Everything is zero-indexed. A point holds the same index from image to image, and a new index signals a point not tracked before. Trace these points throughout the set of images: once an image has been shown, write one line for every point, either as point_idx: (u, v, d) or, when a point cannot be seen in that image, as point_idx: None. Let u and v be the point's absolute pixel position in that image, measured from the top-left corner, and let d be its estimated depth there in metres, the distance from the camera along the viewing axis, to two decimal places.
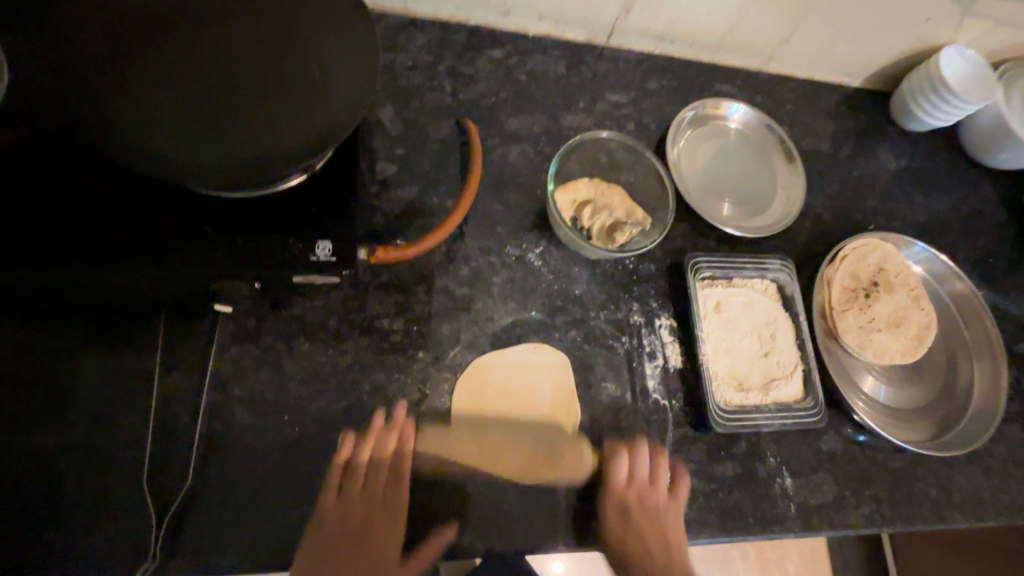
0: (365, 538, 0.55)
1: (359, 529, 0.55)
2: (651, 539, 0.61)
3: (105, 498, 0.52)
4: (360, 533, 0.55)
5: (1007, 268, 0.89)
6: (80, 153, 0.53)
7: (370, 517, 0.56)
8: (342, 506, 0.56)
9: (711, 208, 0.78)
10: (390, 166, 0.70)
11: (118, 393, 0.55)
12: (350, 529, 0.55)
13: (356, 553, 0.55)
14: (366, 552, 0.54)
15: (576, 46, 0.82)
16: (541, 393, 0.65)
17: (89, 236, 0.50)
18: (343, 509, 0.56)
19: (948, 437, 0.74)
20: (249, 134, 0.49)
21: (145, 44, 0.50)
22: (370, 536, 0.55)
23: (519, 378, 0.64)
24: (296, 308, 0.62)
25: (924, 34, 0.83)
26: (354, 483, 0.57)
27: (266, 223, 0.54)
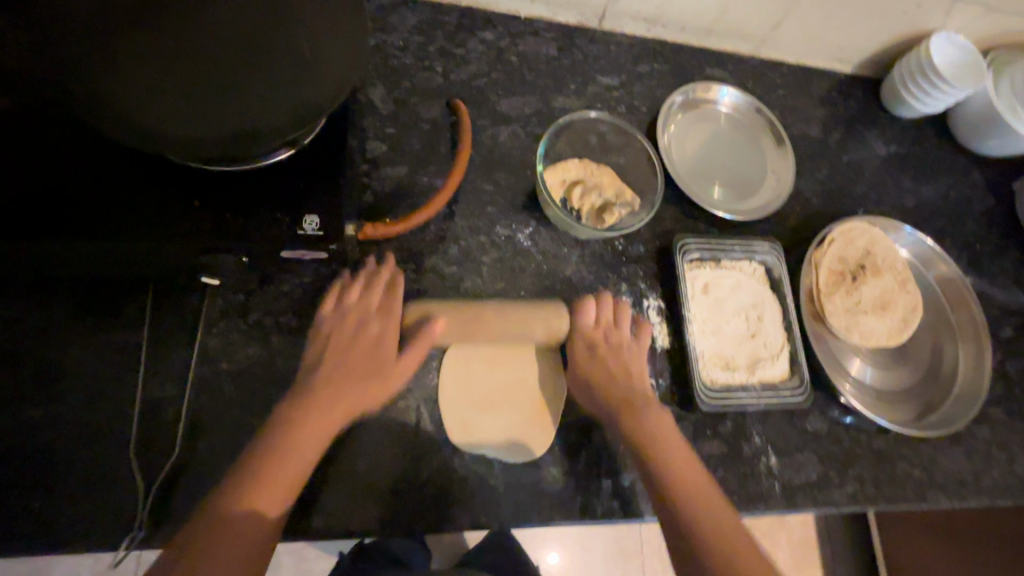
0: (335, 390, 0.54)
1: (331, 369, 0.55)
2: (625, 408, 0.60)
3: (93, 471, 0.52)
4: (329, 379, 0.55)
5: (994, 254, 0.90)
6: (66, 126, 0.53)
7: (342, 365, 0.56)
8: (318, 344, 0.57)
9: (700, 191, 0.79)
10: (380, 144, 0.70)
11: (106, 366, 0.56)
12: (324, 372, 0.55)
13: (326, 394, 0.54)
14: (334, 406, 0.53)
15: (567, 29, 0.82)
16: (533, 368, 0.65)
17: (74, 209, 0.50)
18: (319, 347, 0.57)
19: (932, 418, 0.75)
20: (235, 106, 0.50)
21: (131, 15, 0.50)
22: (348, 366, 0.56)
23: (515, 354, 0.65)
24: (284, 284, 0.62)
25: (915, 19, 0.83)
26: (327, 334, 0.58)
27: (254, 197, 0.54)
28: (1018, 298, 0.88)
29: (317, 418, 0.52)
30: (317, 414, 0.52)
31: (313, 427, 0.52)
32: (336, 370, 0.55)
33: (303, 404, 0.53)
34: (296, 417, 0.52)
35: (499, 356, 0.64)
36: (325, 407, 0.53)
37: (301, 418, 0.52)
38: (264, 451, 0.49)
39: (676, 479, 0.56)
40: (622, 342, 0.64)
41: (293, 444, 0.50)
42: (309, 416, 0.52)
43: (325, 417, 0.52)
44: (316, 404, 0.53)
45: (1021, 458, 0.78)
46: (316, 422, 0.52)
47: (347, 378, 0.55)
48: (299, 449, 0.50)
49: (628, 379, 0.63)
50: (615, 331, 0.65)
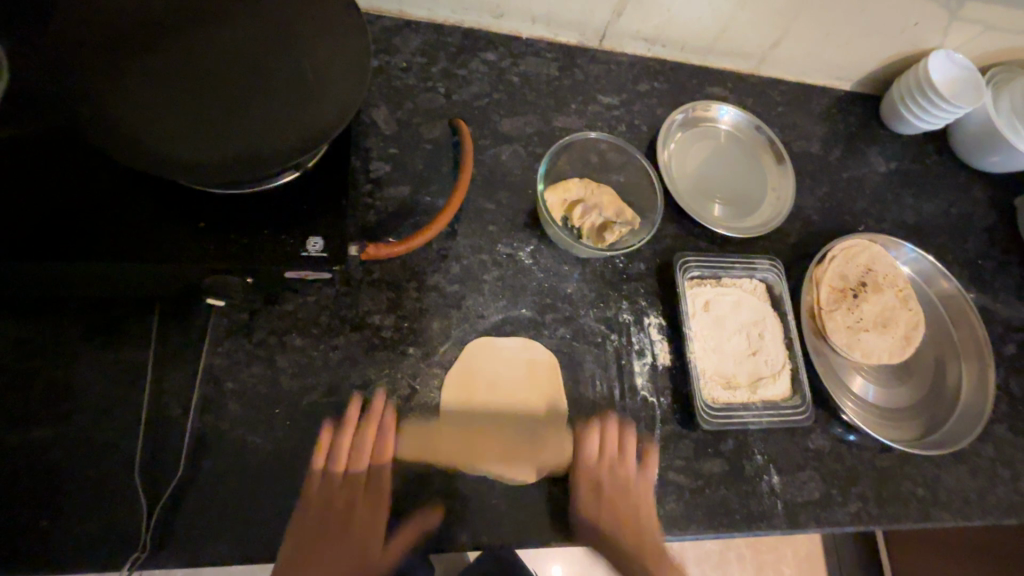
0: (340, 538, 0.57)
1: (334, 522, 0.57)
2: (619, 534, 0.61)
3: (97, 489, 0.53)
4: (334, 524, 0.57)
5: (996, 269, 0.90)
6: (75, 148, 0.54)
7: (342, 519, 0.57)
8: (318, 494, 0.57)
9: (701, 208, 0.79)
10: (384, 164, 0.71)
11: (111, 386, 0.56)
12: (326, 525, 0.57)
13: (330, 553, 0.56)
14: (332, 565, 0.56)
15: (568, 49, 0.83)
16: (530, 391, 0.66)
17: (83, 231, 0.51)
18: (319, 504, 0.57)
19: (936, 436, 0.75)
20: (241, 132, 0.51)
21: (140, 42, 0.52)
22: (350, 526, 0.57)
23: (507, 371, 0.66)
24: (288, 304, 0.62)
25: (913, 38, 0.84)
26: (328, 478, 0.58)
27: (258, 219, 0.55)
28: (1020, 314, 0.87)
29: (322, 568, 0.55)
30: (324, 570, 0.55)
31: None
32: (339, 518, 0.57)
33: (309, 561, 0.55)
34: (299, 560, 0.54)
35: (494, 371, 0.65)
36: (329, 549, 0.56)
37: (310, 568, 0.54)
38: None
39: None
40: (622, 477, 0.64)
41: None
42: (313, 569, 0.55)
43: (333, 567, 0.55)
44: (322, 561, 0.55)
45: None
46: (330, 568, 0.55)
47: (345, 536, 0.57)
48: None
49: (627, 498, 0.63)
50: (616, 461, 0.65)
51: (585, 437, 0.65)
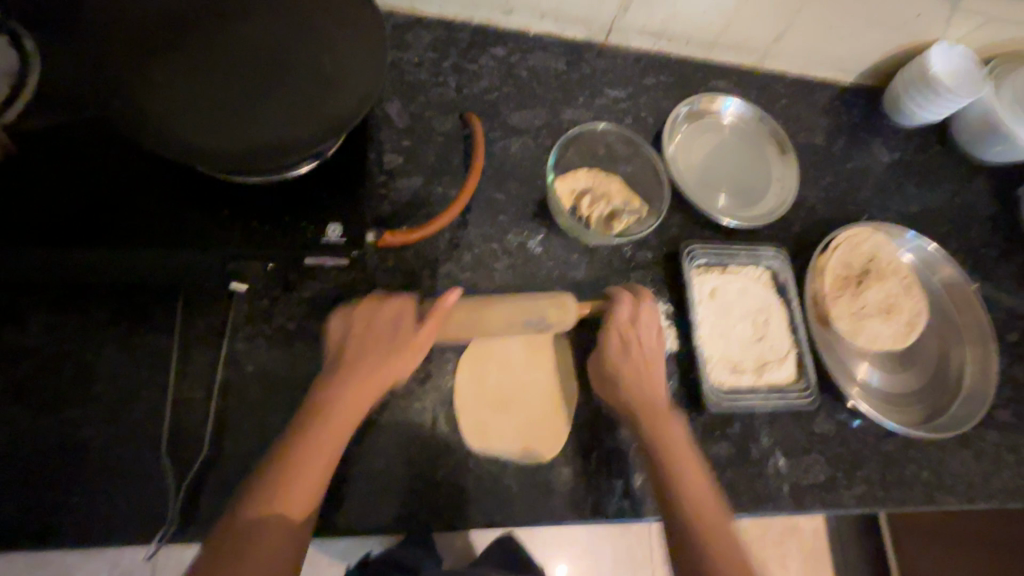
0: (356, 366, 0.57)
1: (352, 364, 0.57)
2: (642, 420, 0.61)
3: (125, 468, 0.55)
4: (354, 355, 0.58)
5: (1000, 259, 0.91)
6: (103, 141, 0.56)
7: (357, 350, 0.58)
8: (327, 369, 0.57)
9: (706, 198, 0.81)
10: (397, 156, 0.73)
11: (137, 369, 0.58)
12: (337, 379, 0.56)
13: (347, 385, 0.55)
14: (352, 411, 0.54)
15: (575, 44, 0.85)
16: (543, 370, 0.68)
17: (112, 219, 0.53)
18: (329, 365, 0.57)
19: (940, 420, 0.76)
20: (263, 122, 0.53)
21: (166, 37, 0.54)
22: (366, 367, 0.57)
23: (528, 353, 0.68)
24: (306, 290, 0.64)
25: (915, 30, 0.85)
26: (337, 348, 0.58)
27: (279, 207, 0.57)
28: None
29: (333, 413, 0.54)
30: (338, 428, 0.53)
31: (329, 450, 0.52)
32: (353, 357, 0.57)
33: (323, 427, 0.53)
34: (314, 426, 0.53)
35: (507, 322, 0.63)
36: (351, 381, 0.56)
37: (321, 422, 0.53)
38: (284, 466, 0.50)
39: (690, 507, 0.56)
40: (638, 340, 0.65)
41: (307, 463, 0.50)
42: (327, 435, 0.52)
43: (343, 423, 0.54)
44: (338, 409, 0.54)
45: None
46: (341, 427, 0.53)
47: (365, 368, 0.57)
48: (317, 474, 0.51)
49: (640, 378, 0.63)
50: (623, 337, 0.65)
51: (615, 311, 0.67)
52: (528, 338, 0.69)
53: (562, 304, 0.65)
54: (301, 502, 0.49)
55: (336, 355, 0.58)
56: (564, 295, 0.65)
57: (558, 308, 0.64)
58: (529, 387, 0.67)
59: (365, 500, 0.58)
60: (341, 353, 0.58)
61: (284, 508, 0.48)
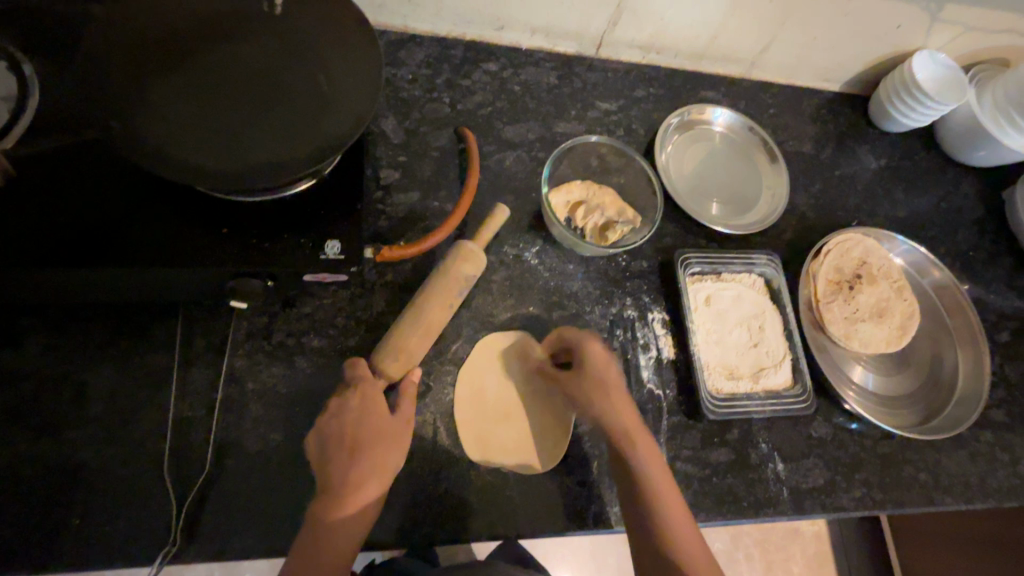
0: (373, 421, 0.56)
1: (369, 416, 0.56)
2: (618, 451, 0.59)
3: (126, 488, 0.55)
4: (368, 408, 0.56)
5: (988, 260, 0.92)
6: (105, 163, 0.57)
7: (372, 398, 0.57)
8: (335, 425, 0.55)
9: (699, 207, 0.82)
10: (393, 172, 0.74)
11: (137, 388, 0.58)
12: (351, 438, 0.55)
13: (372, 440, 0.55)
14: (383, 466, 0.54)
15: (567, 58, 0.87)
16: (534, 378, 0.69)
17: (113, 239, 0.54)
18: (336, 420, 0.56)
19: (935, 422, 0.77)
20: (261, 142, 0.53)
21: (165, 61, 0.55)
22: (381, 422, 0.56)
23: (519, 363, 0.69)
24: (306, 307, 0.65)
25: (897, 40, 0.87)
26: (348, 405, 0.56)
27: (278, 225, 0.57)
28: (1014, 302, 0.90)
29: (364, 468, 0.53)
30: (372, 486, 0.53)
31: (367, 510, 0.53)
32: (366, 413, 0.56)
33: (357, 486, 0.52)
34: (349, 483, 0.52)
35: (451, 295, 0.62)
36: (374, 439, 0.55)
37: (351, 481, 0.52)
38: (323, 529, 0.50)
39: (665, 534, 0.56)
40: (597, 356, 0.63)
41: (346, 523, 0.51)
42: (362, 492, 0.52)
43: (382, 479, 0.54)
44: (367, 466, 0.53)
45: None
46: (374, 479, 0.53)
47: (388, 427, 0.56)
48: (355, 531, 0.52)
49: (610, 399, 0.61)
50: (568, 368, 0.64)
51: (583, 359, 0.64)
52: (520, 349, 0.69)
53: (470, 254, 0.64)
54: (340, 555, 0.51)
55: (344, 409, 0.56)
56: (466, 246, 0.64)
57: (461, 258, 0.63)
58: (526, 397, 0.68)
59: None
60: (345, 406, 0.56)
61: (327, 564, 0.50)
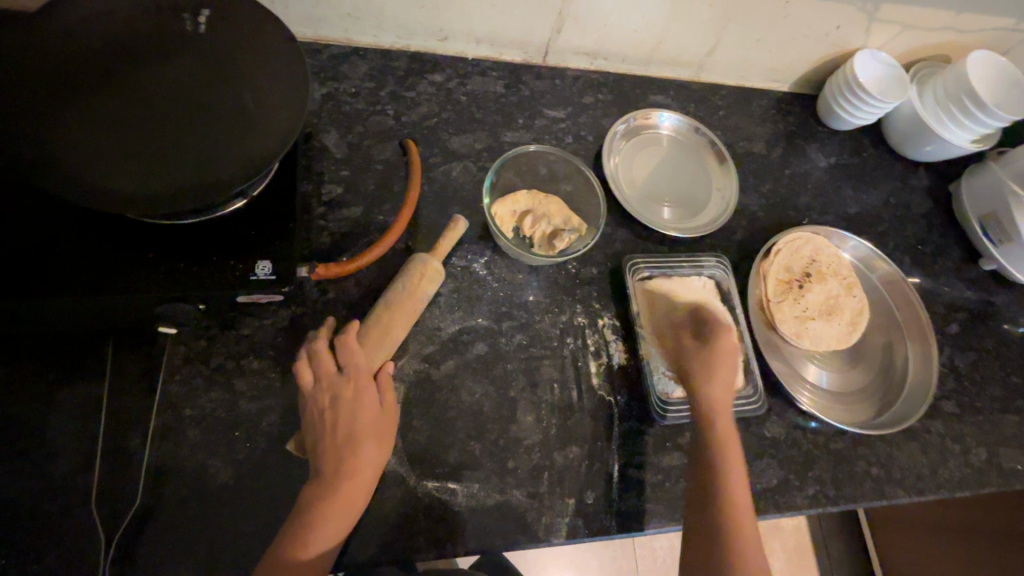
0: (364, 412, 0.56)
1: (359, 405, 0.57)
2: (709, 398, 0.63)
3: (55, 524, 0.53)
4: (362, 399, 0.57)
5: (937, 253, 0.94)
6: (24, 189, 0.55)
7: (366, 389, 0.58)
8: (329, 416, 0.56)
9: (648, 212, 0.82)
10: (335, 187, 0.73)
11: (67, 420, 0.57)
12: (344, 430, 0.55)
13: (365, 431, 0.56)
14: (377, 455, 0.56)
15: (514, 66, 0.87)
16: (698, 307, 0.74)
17: (30, 268, 0.52)
18: (329, 411, 0.56)
19: (884, 417, 0.78)
20: (182, 164, 0.52)
21: (83, 85, 0.53)
22: (371, 412, 0.57)
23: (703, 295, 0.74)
24: (245, 328, 0.64)
25: (838, 40, 0.89)
26: (341, 394, 0.57)
27: (209, 247, 0.56)
28: (962, 293, 0.92)
29: (364, 457, 0.55)
30: (367, 474, 0.55)
31: (360, 497, 0.54)
32: (360, 405, 0.56)
33: (354, 474, 0.54)
34: (344, 472, 0.53)
35: (412, 308, 0.64)
36: (370, 428, 0.56)
37: (351, 469, 0.54)
38: (320, 515, 0.52)
39: (739, 550, 0.54)
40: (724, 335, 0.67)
41: (339, 512, 0.52)
42: (359, 480, 0.54)
43: (374, 468, 0.55)
44: (364, 456, 0.55)
45: (976, 450, 0.80)
46: (369, 469, 0.55)
47: (377, 418, 0.58)
48: (346, 522, 0.53)
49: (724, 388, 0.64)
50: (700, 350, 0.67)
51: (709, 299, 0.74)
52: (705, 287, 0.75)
53: (432, 272, 0.65)
54: (333, 539, 0.52)
55: (338, 399, 0.56)
56: (433, 265, 0.65)
57: (425, 275, 0.65)
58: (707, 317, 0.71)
59: None
60: (340, 396, 0.56)
61: (324, 550, 0.51)
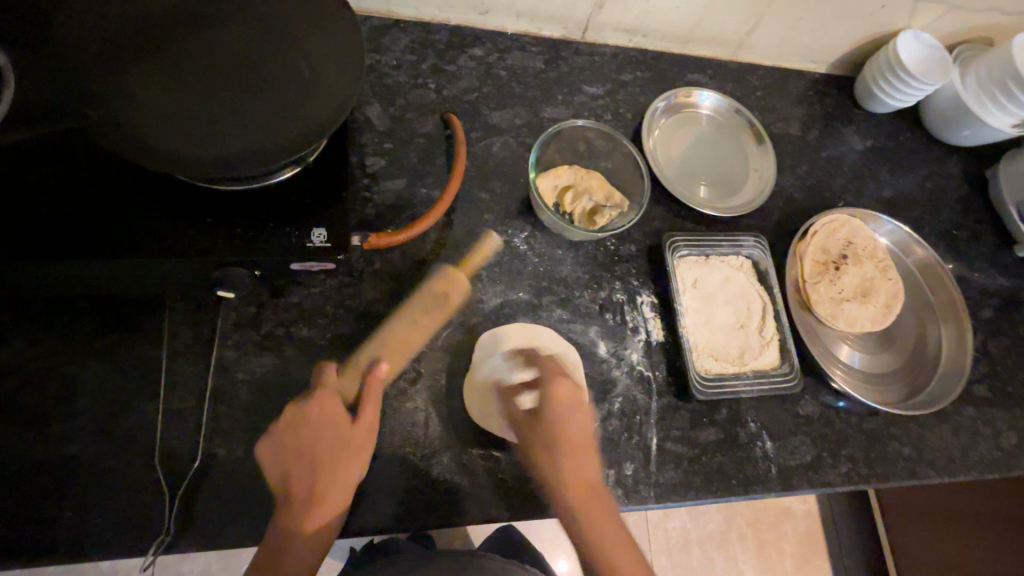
0: (340, 431, 0.55)
1: (333, 427, 0.55)
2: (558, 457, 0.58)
3: (117, 479, 0.55)
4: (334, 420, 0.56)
5: (972, 238, 0.94)
6: (84, 152, 0.56)
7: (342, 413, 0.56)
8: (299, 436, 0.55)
9: (686, 190, 0.83)
10: (379, 159, 0.74)
11: (127, 380, 0.58)
12: (319, 448, 0.54)
13: (340, 451, 0.54)
14: (352, 475, 0.55)
15: (553, 42, 0.86)
16: (732, 288, 0.77)
17: (95, 230, 0.53)
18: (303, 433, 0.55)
19: (918, 398, 0.78)
20: (241, 129, 0.53)
21: (144, 45, 0.54)
22: (345, 434, 0.55)
23: (737, 282, 0.77)
24: (294, 296, 0.65)
25: (882, 20, 0.88)
26: (307, 415, 0.56)
27: (267, 213, 0.57)
28: (996, 280, 0.92)
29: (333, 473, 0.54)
30: (339, 489, 0.54)
31: (332, 515, 0.53)
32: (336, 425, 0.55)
33: (326, 494, 0.53)
34: (316, 494, 0.53)
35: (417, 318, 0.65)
36: (344, 448, 0.55)
37: (320, 486, 0.53)
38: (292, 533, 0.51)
39: None
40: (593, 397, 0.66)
41: (315, 531, 0.52)
42: (330, 500, 0.53)
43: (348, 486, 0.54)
44: (334, 473, 0.54)
45: (1007, 434, 0.81)
46: (341, 492, 0.54)
47: (350, 438, 0.55)
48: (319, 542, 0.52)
49: (582, 452, 0.59)
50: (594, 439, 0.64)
51: (734, 280, 0.77)
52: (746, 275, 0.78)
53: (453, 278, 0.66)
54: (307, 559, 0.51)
55: (313, 421, 0.55)
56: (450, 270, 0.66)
57: (440, 280, 0.66)
58: (730, 300, 0.76)
59: (361, 501, 0.59)
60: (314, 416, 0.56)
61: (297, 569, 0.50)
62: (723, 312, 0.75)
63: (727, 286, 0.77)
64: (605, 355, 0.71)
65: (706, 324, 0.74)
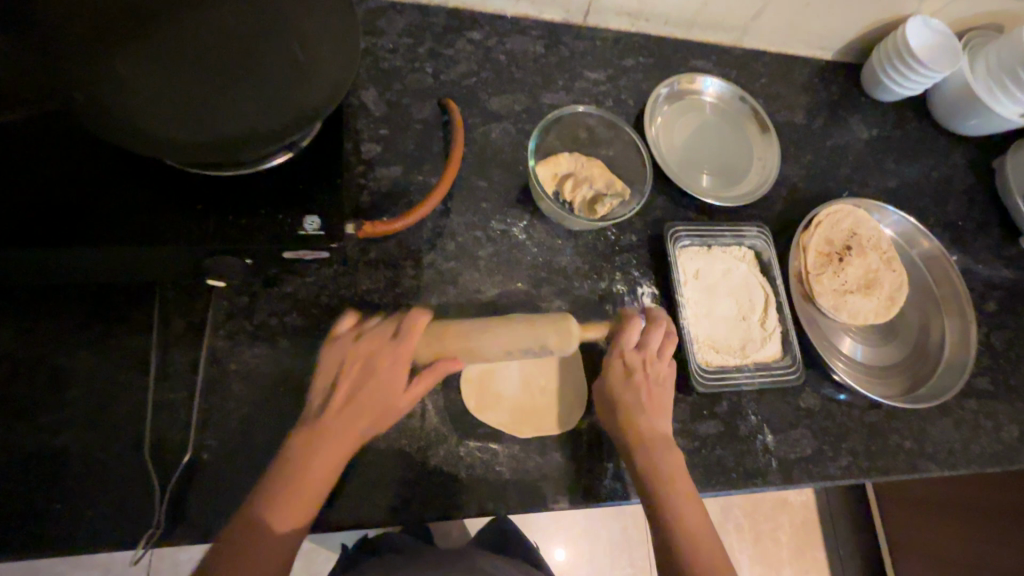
0: (373, 385, 0.55)
1: (371, 381, 0.56)
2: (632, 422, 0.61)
3: (106, 471, 0.54)
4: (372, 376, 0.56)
5: (977, 230, 0.92)
6: (69, 135, 0.54)
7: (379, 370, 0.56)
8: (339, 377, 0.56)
9: (689, 179, 0.81)
10: (375, 145, 0.72)
11: (116, 371, 0.57)
12: (350, 394, 0.55)
13: (365, 403, 0.55)
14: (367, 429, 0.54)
15: (553, 26, 0.84)
16: (734, 277, 0.75)
17: (81, 217, 0.52)
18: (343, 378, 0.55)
19: (920, 391, 0.77)
20: (231, 115, 0.51)
21: (121, 19, 0.50)
22: (376, 387, 0.55)
23: (738, 272, 0.76)
24: (287, 286, 0.63)
25: (891, 5, 0.86)
26: (348, 366, 0.56)
27: (258, 202, 0.55)
28: (1000, 272, 0.90)
29: (340, 447, 0.53)
30: (351, 439, 0.53)
31: (321, 480, 0.52)
32: (371, 377, 0.56)
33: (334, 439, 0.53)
34: (326, 437, 0.53)
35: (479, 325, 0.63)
36: (369, 400, 0.55)
37: (343, 432, 0.53)
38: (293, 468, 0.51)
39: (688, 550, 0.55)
40: (658, 375, 0.64)
41: (311, 477, 0.51)
42: (333, 449, 0.53)
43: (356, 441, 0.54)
44: (355, 423, 0.54)
45: (1008, 427, 0.80)
46: (347, 445, 0.53)
47: (381, 395, 0.55)
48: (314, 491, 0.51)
49: (662, 425, 0.61)
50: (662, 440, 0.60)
51: (736, 270, 0.76)
52: (748, 265, 0.77)
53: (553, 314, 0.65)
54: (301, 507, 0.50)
55: (350, 370, 0.56)
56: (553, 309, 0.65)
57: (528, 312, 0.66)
58: (731, 291, 0.75)
59: (356, 495, 0.58)
60: (354, 361, 0.56)
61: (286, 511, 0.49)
62: (723, 302, 0.74)
63: (728, 277, 0.75)
64: (604, 344, 0.70)
65: (706, 314, 0.73)
